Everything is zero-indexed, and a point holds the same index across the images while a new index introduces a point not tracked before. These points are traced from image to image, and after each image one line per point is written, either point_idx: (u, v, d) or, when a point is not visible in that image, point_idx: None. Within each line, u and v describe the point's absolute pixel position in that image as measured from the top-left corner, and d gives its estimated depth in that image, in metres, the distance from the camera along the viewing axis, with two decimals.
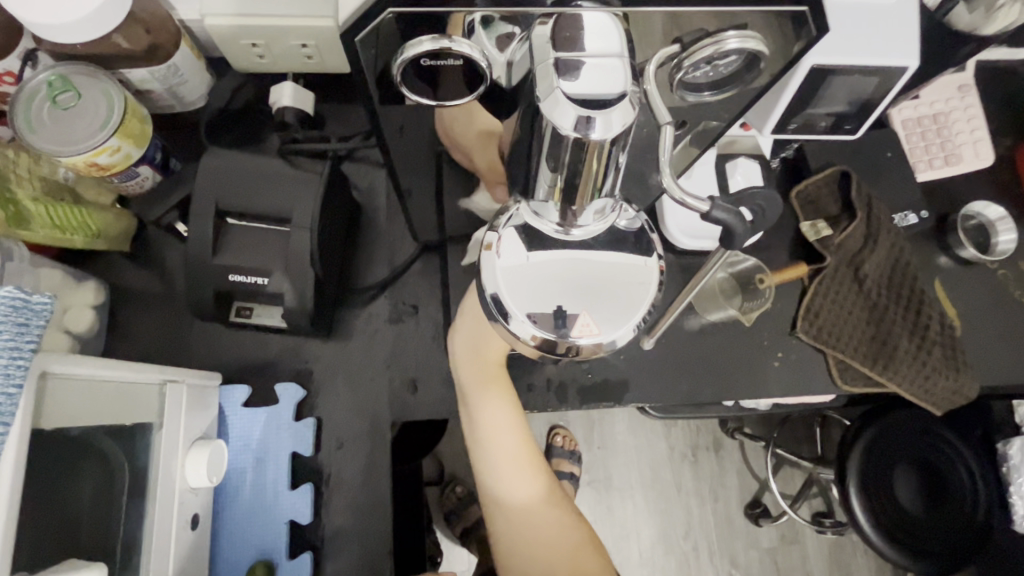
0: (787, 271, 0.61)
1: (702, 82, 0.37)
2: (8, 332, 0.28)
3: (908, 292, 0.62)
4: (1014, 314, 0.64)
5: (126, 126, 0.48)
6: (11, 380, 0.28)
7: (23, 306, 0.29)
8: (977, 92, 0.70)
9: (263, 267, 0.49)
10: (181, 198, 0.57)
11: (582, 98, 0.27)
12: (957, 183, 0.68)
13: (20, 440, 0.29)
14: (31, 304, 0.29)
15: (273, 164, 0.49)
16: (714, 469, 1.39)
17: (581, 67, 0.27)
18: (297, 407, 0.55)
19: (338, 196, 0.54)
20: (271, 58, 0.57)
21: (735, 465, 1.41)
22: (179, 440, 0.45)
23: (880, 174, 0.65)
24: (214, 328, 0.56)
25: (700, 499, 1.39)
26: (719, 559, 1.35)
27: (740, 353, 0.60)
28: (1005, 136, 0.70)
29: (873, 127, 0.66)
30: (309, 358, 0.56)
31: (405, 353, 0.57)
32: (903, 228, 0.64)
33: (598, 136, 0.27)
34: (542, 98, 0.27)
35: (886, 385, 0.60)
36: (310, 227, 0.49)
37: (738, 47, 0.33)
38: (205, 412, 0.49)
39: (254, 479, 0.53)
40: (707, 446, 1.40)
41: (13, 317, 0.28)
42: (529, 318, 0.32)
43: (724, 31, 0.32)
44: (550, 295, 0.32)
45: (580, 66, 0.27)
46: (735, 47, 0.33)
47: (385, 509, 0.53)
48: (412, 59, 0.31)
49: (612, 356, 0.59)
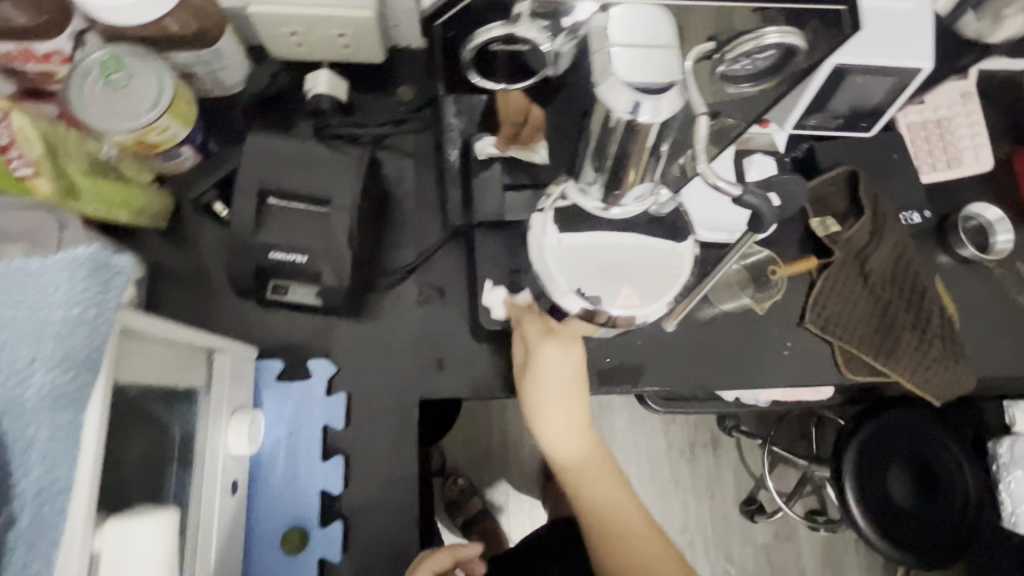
0: (797, 264, 0.63)
1: (742, 74, 0.39)
2: (92, 291, 0.30)
3: (910, 287, 0.65)
4: (1010, 311, 0.68)
5: (175, 106, 0.51)
6: (96, 337, 0.30)
7: (103, 267, 0.30)
8: (980, 100, 0.73)
9: (303, 245, 0.51)
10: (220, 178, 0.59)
11: (637, 84, 0.30)
12: (958, 186, 0.71)
13: (103, 393, 0.31)
14: (110, 264, 0.31)
15: (315, 148, 0.52)
16: (710, 466, 1.44)
17: (636, 55, 0.30)
18: (329, 382, 0.57)
19: (372, 181, 0.57)
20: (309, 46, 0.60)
21: (732, 463, 1.46)
22: (222, 407, 0.47)
23: (888, 174, 0.68)
24: (249, 306, 0.58)
25: (697, 496, 1.43)
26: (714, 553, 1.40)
27: (750, 341, 0.64)
28: (1005, 142, 0.73)
29: (880, 130, 0.70)
30: (340, 336, 0.59)
31: (433, 333, 0.60)
32: (906, 227, 0.68)
33: (647, 119, 0.31)
34: (599, 83, 0.30)
35: (888, 374, 0.63)
36: (349, 207, 0.51)
37: (777, 42, 0.35)
38: (243, 382, 0.52)
39: (287, 450, 0.55)
40: (704, 444, 1.45)
41: (95, 277, 0.30)
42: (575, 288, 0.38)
43: (764, 28, 0.35)
44: (591, 272, 0.39)
45: (636, 55, 0.30)
46: (774, 41, 0.35)
47: (413, 481, 0.56)
48: (480, 45, 0.35)
49: (630, 340, 0.62)
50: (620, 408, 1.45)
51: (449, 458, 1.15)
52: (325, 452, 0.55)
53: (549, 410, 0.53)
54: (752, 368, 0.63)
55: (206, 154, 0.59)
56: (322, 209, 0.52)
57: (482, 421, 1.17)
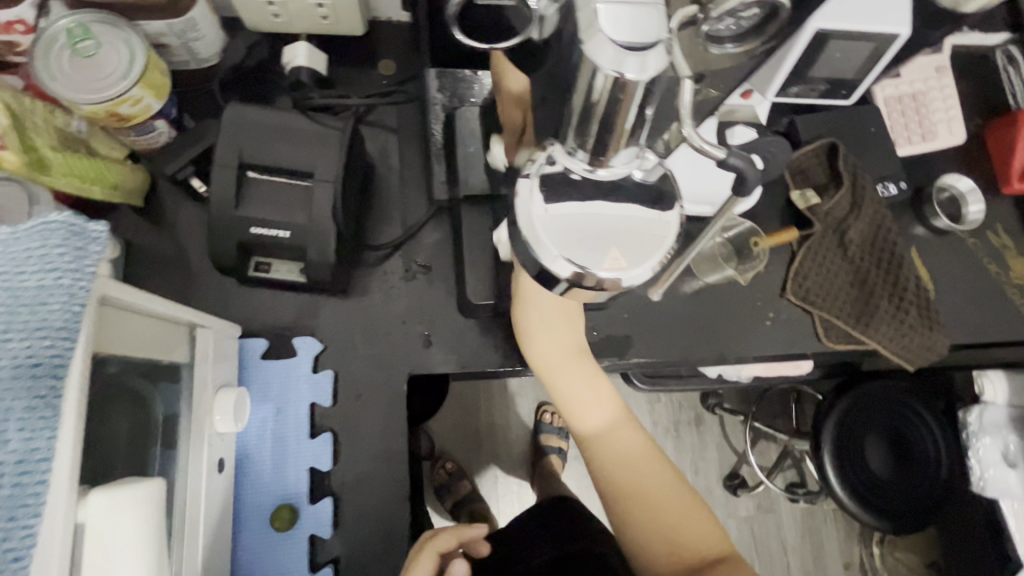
0: (781, 234, 0.63)
1: (726, 35, 0.39)
2: (70, 254, 0.30)
3: (888, 258, 0.67)
4: (981, 280, 0.70)
5: (148, 77, 0.49)
6: (75, 300, 0.30)
7: (80, 232, 0.31)
8: (954, 75, 0.75)
9: (286, 220, 0.50)
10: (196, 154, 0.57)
11: (623, 42, 0.29)
12: (933, 159, 0.73)
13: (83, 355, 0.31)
14: (88, 231, 0.31)
15: (295, 120, 0.51)
16: (695, 443, 1.48)
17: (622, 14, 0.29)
18: (315, 360, 0.56)
19: (355, 156, 0.56)
20: (285, 17, 0.58)
21: (715, 440, 1.49)
22: (207, 383, 0.46)
23: (865, 147, 0.69)
24: (230, 285, 0.57)
25: (682, 472, 1.47)
26: None
27: (734, 313, 0.65)
28: (977, 117, 0.75)
29: (858, 103, 0.71)
30: (325, 314, 0.58)
31: (421, 309, 0.59)
32: (884, 198, 0.69)
33: (634, 77, 0.30)
34: (585, 41, 0.30)
35: (866, 342, 0.65)
36: (332, 180, 0.50)
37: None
38: (228, 361, 0.51)
39: (274, 428, 0.54)
40: (689, 421, 1.48)
41: (73, 241, 0.31)
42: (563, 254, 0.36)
43: None
44: (578, 237, 0.36)
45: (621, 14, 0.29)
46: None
47: (403, 457, 0.56)
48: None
49: (617, 313, 0.62)
50: None
51: (439, 441, 1.16)
52: (313, 429, 0.55)
53: (562, 387, 0.55)
54: (736, 340, 0.64)
55: (181, 129, 0.57)
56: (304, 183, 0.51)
57: (471, 403, 1.17)
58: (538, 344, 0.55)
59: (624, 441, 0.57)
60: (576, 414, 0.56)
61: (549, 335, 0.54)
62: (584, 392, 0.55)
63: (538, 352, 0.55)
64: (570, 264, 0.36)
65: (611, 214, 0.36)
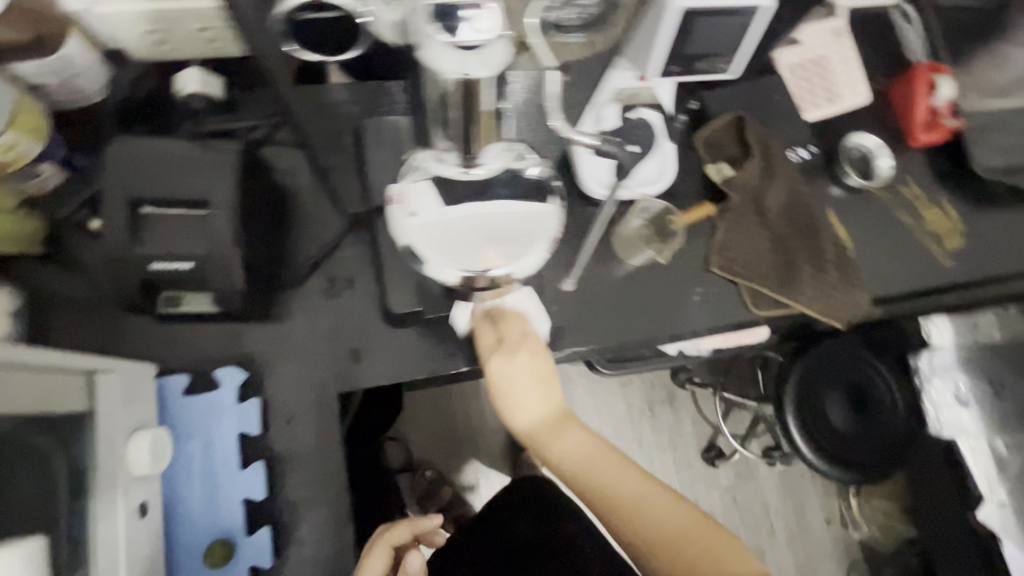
0: (695, 211, 0.66)
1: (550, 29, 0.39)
2: None
3: (806, 220, 0.68)
4: (899, 232, 0.72)
5: (21, 121, 0.48)
6: None
7: None
8: (854, 37, 0.77)
9: (187, 252, 0.49)
10: (93, 192, 0.56)
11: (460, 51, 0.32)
12: (842, 120, 0.75)
13: None
14: None
15: (184, 148, 0.49)
16: (671, 420, 1.50)
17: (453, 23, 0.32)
18: (240, 390, 0.55)
19: (258, 178, 0.55)
20: (174, 45, 0.58)
21: (690, 415, 1.52)
22: (117, 429, 0.45)
23: (770, 116, 0.72)
24: (143, 321, 0.55)
25: (661, 450, 1.49)
26: None
27: (661, 291, 0.66)
28: (882, 74, 0.77)
29: (763, 74, 0.72)
30: (249, 341, 0.57)
31: (348, 321, 0.59)
32: (795, 161, 0.72)
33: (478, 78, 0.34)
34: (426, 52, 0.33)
35: (792, 305, 0.66)
36: (229, 206, 0.50)
37: None
38: (141, 402, 0.49)
39: (202, 463, 0.53)
40: (662, 400, 1.50)
41: None
42: (451, 261, 0.43)
43: None
44: (465, 241, 0.43)
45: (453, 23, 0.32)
46: None
47: (342, 474, 0.55)
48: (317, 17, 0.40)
49: (546, 304, 0.63)
50: (578, 378, 1.49)
51: (414, 451, 1.16)
52: (243, 461, 0.54)
53: (550, 441, 0.55)
54: (668, 318, 0.65)
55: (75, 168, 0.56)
56: (200, 212, 0.50)
57: (442, 410, 1.17)
58: (518, 409, 0.55)
59: (628, 480, 0.52)
60: (568, 462, 0.54)
61: (524, 394, 0.55)
62: (571, 437, 0.55)
63: (517, 414, 0.55)
64: (460, 269, 0.43)
65: (491, 218, 0.43)
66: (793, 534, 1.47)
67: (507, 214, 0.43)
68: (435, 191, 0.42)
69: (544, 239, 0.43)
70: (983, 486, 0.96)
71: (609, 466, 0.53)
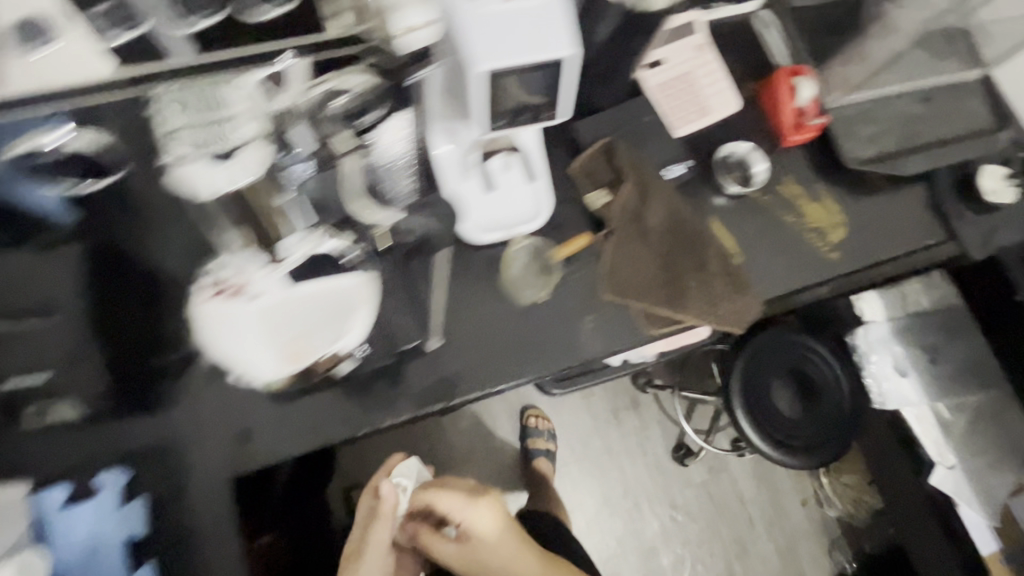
0: (573, 243, 0.77)
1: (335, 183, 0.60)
2: None
3: (692, 234, 0.79)
4: (779, 227, 0.83)
5: None
6: None
7: None
8: (716, 50, 0.88)
9: (63, 387, 0.66)
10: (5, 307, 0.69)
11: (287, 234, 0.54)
12: (714, 131, 0.86)
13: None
14: None
15: (38, 263, 0.69)
16: (636, 425, 1.53)
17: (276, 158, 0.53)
18: (122, 491, 0.63)
19: (132, 279, 0.71)
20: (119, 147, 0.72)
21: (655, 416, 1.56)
22: (1, 542, 0.55)
23: (637, 136, 0.83)
24: (13, 431, 0.64)
25: (631, 457, 1.53)
26: (658, 507, 1.48)
27: (553, 327, 0.76)
28: (748, 83, 0.89)
29: (632, 96, 0.84)
30: (128, 435, 0.66)
31: (232, 411, 0.68)
32: (671, 178, 0.83)
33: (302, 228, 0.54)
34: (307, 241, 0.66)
35: (683, 318, 0.75)
36: (96, 347, 0.68)
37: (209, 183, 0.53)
38: (1, 530, 0.56)
39: (86, 566, 0.60)
40: (626, 407, 1.54)
41: None
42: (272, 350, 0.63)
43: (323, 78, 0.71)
44: (282, 330, 0.63)
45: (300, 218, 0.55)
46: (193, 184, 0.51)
47: (239, 554, 0.65)
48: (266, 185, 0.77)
49: (447, 348, 0.73)
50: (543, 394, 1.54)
51: None
52: (133, 528, 0.62)
53: (474, 570, 0.83)
54: (560, 351, 0.75)
55: None
56: (42, 317, 0.68)
57: None
58: (481, 531, 0.81)
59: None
60: (466, 574, 0.82)
61: (392, 561, 0.81)
62: (469, 561, 0.83)
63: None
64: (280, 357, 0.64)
65: (300, 310, 0.64)
66: (771, 520, 1.50)
67: (320, 292, 0.65)
68: (257, 283, 0.62)
69: (345, 318, 0.66)
70: (935, 454, 1.01)
71: (512, 559, 0.84)
